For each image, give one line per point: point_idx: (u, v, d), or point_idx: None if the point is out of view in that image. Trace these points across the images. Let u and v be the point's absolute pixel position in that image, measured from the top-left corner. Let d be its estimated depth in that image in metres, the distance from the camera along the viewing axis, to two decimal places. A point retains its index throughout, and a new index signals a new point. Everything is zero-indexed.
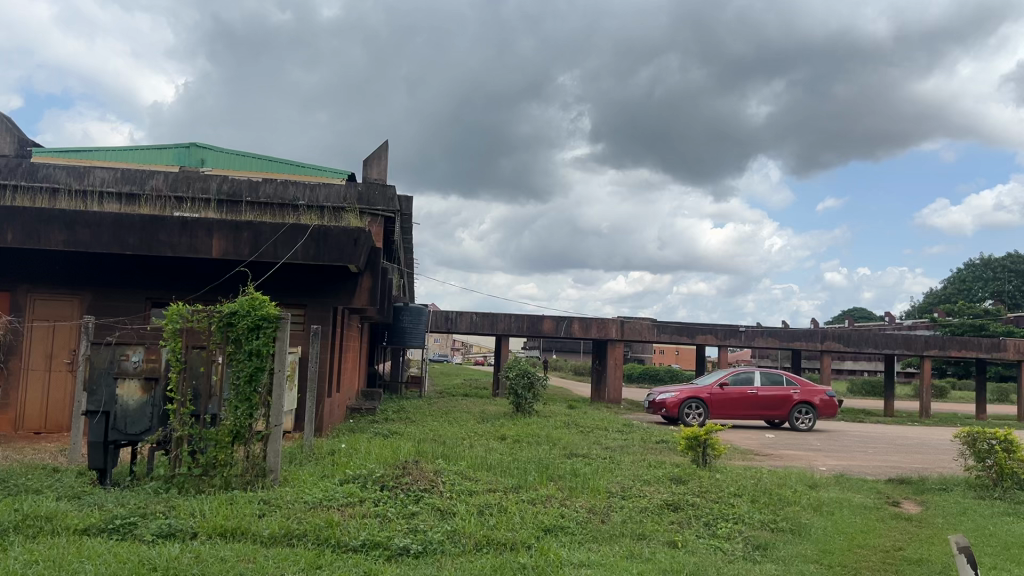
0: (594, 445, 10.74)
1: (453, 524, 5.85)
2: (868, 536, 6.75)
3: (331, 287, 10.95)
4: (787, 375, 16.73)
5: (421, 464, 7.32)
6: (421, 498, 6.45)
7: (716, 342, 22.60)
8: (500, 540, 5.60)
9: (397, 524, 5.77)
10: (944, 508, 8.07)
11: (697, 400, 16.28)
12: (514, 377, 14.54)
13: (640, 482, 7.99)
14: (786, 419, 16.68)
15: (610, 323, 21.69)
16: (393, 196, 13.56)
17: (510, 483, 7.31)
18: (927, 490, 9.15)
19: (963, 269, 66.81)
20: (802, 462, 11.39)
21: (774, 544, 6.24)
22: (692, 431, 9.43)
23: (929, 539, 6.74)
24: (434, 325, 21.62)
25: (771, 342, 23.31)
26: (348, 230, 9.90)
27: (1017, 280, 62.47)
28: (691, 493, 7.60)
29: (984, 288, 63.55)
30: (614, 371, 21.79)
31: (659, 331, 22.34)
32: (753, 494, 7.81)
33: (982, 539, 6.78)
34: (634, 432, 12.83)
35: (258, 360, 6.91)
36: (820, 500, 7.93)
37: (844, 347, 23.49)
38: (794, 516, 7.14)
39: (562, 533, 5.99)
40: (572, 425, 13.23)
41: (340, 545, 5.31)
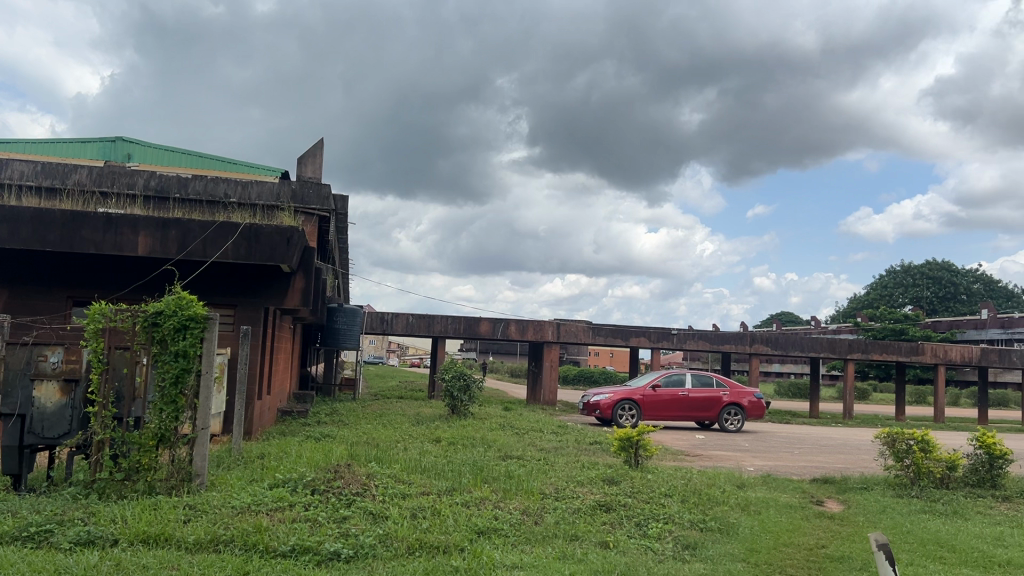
0: (529, 447, 10.78)
1: (385, 528, 5.79)
2: (793, 534, 6.94)
3: (262, 287, 10.72)
4: (717, 377, 17.07)
5: (354, 467, 7.22)
6: (352, 502, 6.36)
7: (649, 345, 22.94)
8: (432, 544, 5.57)
9: (328, 528, 5.68)
10: (865, 506, 8.35)
11: (630, 401, 16.48)
12: (450, 379, 14.48)
13: (573, 483, 8.06)
14: (716, 420, 17.02)
15: (547, 325, 21.80)
16: (328, 195, 13.37)
17: (444, 485, 7.27)
18: (849, 489, 9.45)
19: (885, 275, 69.21)
20: (731, 463, 11.63)
21: (703, 544, 6.35)
22: (626, 432, 9.55)
23: (849, 537, 6.97)
24: (369, 327, 21.39)
25: (703, 344, 23.78)
26: (280, 229, 9.72)
27: (934, 287, 65.09)
28: (623, 494, 7.68)
29: (904, 294, 65.98)
30: (550, 373, 21.93)
31: (594, 334, 22.54)
32: (683, 494, 7.95)
33: (899, 536, 7.05)
34: (569, 433, 12.93)
35: (184, 361, 6.71)
36: (748, 500, 8.12)
37: (772, 349, 24.06)
38: (722, 515, 7.28)
39: (495, 535, 5.98)
40: (508, 426, 13.28)
41: (268, 551, 5.21)
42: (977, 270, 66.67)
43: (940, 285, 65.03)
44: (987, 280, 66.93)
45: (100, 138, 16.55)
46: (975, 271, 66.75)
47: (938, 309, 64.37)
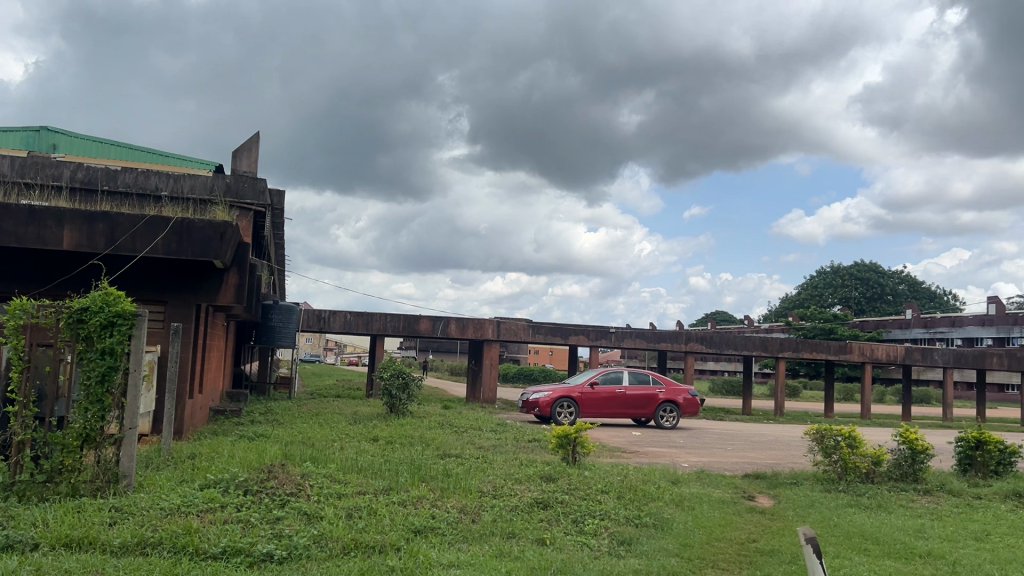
0: (467, 445, 10.76)
1: (320, 528, 5.71)
2: (725, 529, 7.08)
3: (193, 283, 10.46)
4: (653, 375, 17.32)
5: (288, 467, 7.10)
6: (286, 503, 6.26)
7: (588, 343, 23.10)
8: (368, 544, 5.51)
9: (261, 529, 5.58)
10: (794, 501, 8.56)
11: (569, 398, 16.59)
12: (388, 378, 14.34)
13: (511, 480, 8.07)
14: (652, 416, 17.26)
15: (486, 324, 21.77)
16: (264, 189, 13.07)
17: (381, 485, 7.20)
18: (779, 484, 9.69)
19: (815, 276, 71.10)
20: (666, 459, 11.80)
21: (638, 539, 6.44)
22: (564, 430, 9.61)
23: (779, 531, 7.14)
24: (306, 324, 21.05)
25: (640, 342, 24.05)
26: (213, 224, 9.49)
27: (862, 288, 67.16)
28: (560, 491, 7.72)
29: (833, 294, 67.85)
30: (490, 371, 21.93)
31: (534, 332, 22.60)
32: (619, 490, 8.04)
33: (827, 530, 7.26)
34: (507, 431, 12.96)
35: (111, 359, 6.50)
36: (682, 496, 8.25)
37: (707, 348, 24.51)
38: (656, 511, 7.40)
39: (432, 534, 5.95)
40: (447, 425, 13.22)
41: (198, 553, 5.08)
42: (902, 271, 69.06)
43: (867, 285, 67.15)
44: (911, 282, 69.38)
45: (23, 128, 15.88)
46: (900, 272, 69.12)
47: (865, 309, 66.43)
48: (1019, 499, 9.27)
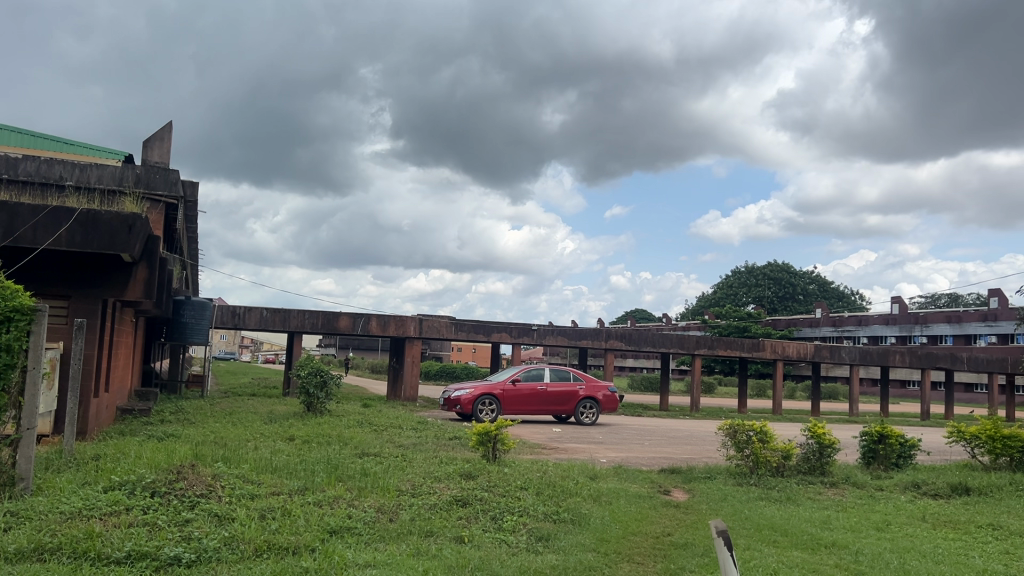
0: (387, 444, 10.64)
1: (231, 530, 5.55)
2: (641, 523, 7.19)
3: (99, 277, 10.06)
4: (574, 371, 17.51)
5: (198, 468, 6.89)
6: (196, 505, 6.06)
7: (509, 341, 23.17)
8: (282, 545, 5.39)
9: (169, 531, 5.39)
10: (708, 494, 8.80)
11: (490, 396, 16.56)
12: (305, 376, 14.08)
13: (431, 479, 8.02)
14: (572, 413, 17.45)
15: (408, 321, 21.57)
16: (177, 181, 12.68)
17: (296, 484, 7.06)
18: (694, 479, 9.91)
19: (731, 276, 72.99)
20: (585, 455, 11.93)
21: (555, 535, 6.47)
22: (484, 427, 9.61)
23: (692, 525, 7.32)
24: (220, 321, 20.47)
25: (562, 340, 24.25)
26: (121, 215, 9.15)
27: (774, 287, 69.36)
28: (479, 488, 7.71)
29: (747, 293, 69.81)
30: (411, 369, 21.77)
31: (456, 330, 22.51)
32: (538, 487, 8.08)
33: (738, 522, 7.47)
34: (428, 429, 12.88)
35: (8, 356, 6.17)
36: (600, 491, 8.36)
37: (626, 345, 24.90)
38: (574, 507, 7.45)
39: (348, 534, 5.87)
40: (366, 423, 13.05)
41: (101, 557, 4.87)
42: (812, 272, 71.61)
43: (780, 285, 69.35)
44: (821, 282, 72.02)
45: None
46: (811, 272, 71.65)
47: (777, 308, 68.64)
48: (917, 490, 9.73)
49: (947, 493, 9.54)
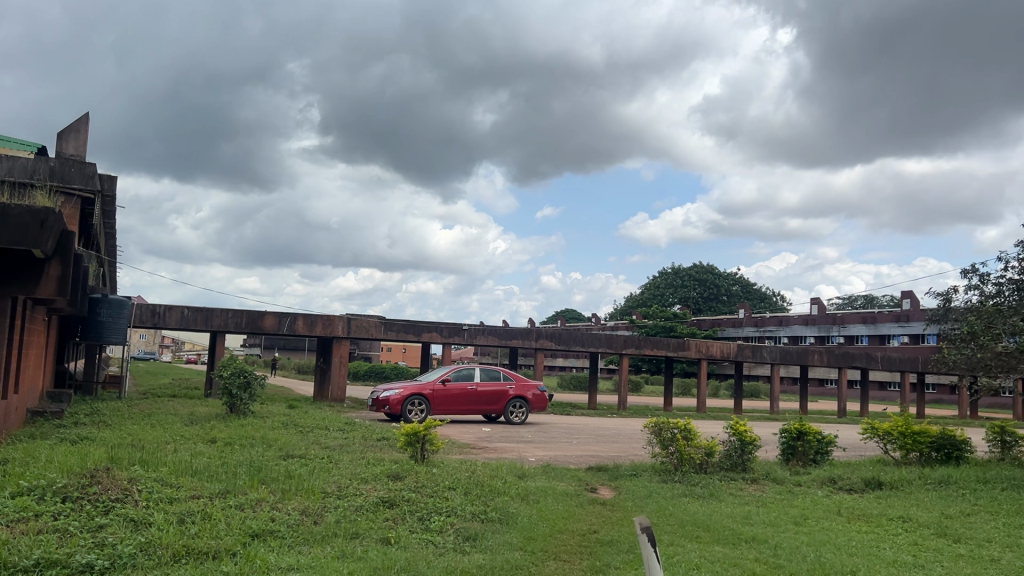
0: (312, 445, 10.48)
1: (148, 535, 5.39)
2: (567, 521, 7.26)
3: (9, 274, 9.62)
4: (504, 371, 17.55)
5: (113, 472, 6.66)
6: (110, 509, 5.87)
7: (440, 340, 23.04)
8: (201, 549, 5.25)
9: (80, 538, 5.19)
10: (634, 492, 8.94)
11: (420, 396, 16.40)
12: (228, 377, 13.73)
13: (357, 480, 7.93)
14: (502, 412, 17.51)
15: (336, 320, 21.26)
16: (93, 174, 12.26)
17: (217, 487, 6.88)
18: (620, 476, 10.04)
19: (658, 277, 74.20)
20: (514, 455, 11.96)
21: (483, 535, 6.48)
22: (412, 428, 9.53)
23: (618, 521, 7.43)
24: (139, 320, 19.81)
25: (492, 339, 24.26)
26: (33, 210, 8.76)
27: (699, 288, 70.87)
28: (407, 489, 7.66)
29: (674, 293, 71.20)
30: (339, 369, 21.48)
31: (385, 329, 22.30)
32: (466, 486, 8.08)
33: (662, 518, 7.61)
34: (355, 430, 12.73)
35: None
36: (528, 489, 8.41)
37: (556, 345, 25.08)
38: (502, 506, 7.48)
39: (271, 537, 5.76)
40: (291, 424, 12.82)
41: (6, 566, 4.65)
42: (736, 273, 73.43)
43: (705, 286, 70.89)
44: (743, 283, 73.86)
45: None
46: (735, 274, 73.44)
47: (702, 308, 70.19)
48: (833, 485, 10.06)
49: (861, 488, 9.90)
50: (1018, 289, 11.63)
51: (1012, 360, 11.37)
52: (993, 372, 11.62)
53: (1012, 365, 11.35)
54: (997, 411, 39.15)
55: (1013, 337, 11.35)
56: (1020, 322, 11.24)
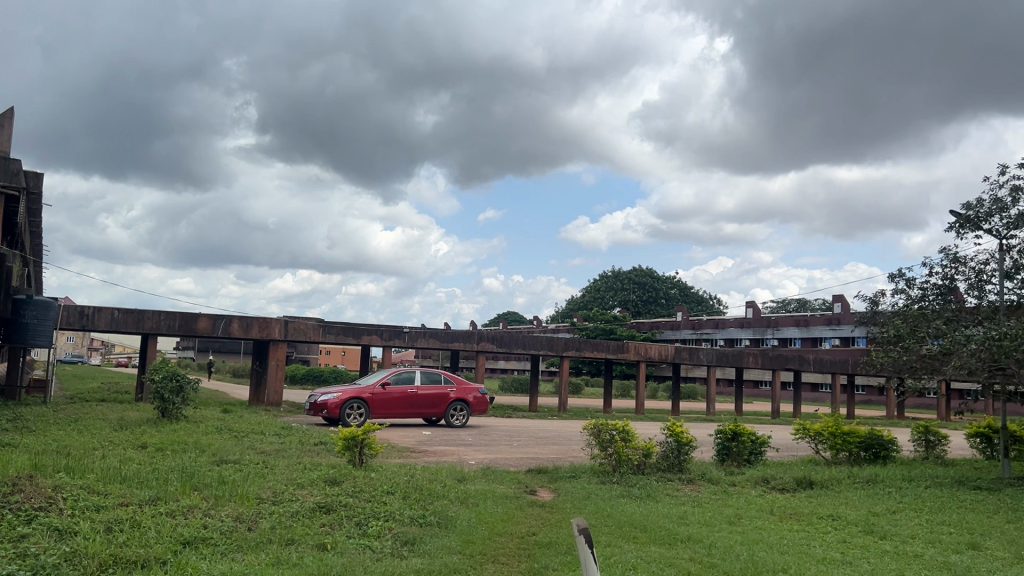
0: (247, 450, 10.29)
1: (73, 544, 5.22)
2: (506, 524, 7.28)
3: None
4: (444, 374, 17.50)
5: (37, 479, 6.42)
6: (33, 519, 5.65)
7: (380, 343, 22.81)
8: (129, 558, 5.11)
9: (1, 549, 4.99)
10: (573, 493, 8.99)
11: (359, 400, 16.21)
12: (160, 380, 13.39)
13: (293, 485, 7.81)
14: (442, 416, 17.46)
15: (273, 323, 20.88)
16: (19, 170, 11.84)
17: (147, 494, 6.70)
18: (559, 478, 10.10)
19: (598, 280, 74.86)
20: (454, 458, 11.92)
21: (421, 539, 6.45)
22: (351, 432, 9.43)
23: (556, 523, 7.47)
24: (65, 322, 19.14)
25: (433, 342, 24.13)
26: None
27: (639, 291, 71.73)
28: (344, 494, 7.58)
29: (614, 297, 72.02)
30: (276, 372, 21.11)
31: (323, 332, 21.99)
32: (405, 490, 8.02)
33: (600, 519, 7.68)
34: (291, 434, 12.54)
35: None
36: (467, 492, 8.39)
37: (497, 348, 25.06)
38: (441, 509, 7.45)
39: (203, 545, 5.63)
40: (226, 429, 12.55)
41: None
42: (674, 277, 74.54)
43: (644, 289, 71.79)
44: (681, 286, 75.06)
45: None
46: (673, 278, 74.53)
47: (642, 311, 71.10)
48: (766, 485, 10.29)
49: (792, 487, 10.16)
50: (941, 293, 12.31)
51: (935, 362, 11.69)
52: (919, 374, 11.95)
53: (936, 366, 11.65)
54: (921, 412, 40.56)
55: (937, 339, 11.72)
56: (943, 326, 11.65)
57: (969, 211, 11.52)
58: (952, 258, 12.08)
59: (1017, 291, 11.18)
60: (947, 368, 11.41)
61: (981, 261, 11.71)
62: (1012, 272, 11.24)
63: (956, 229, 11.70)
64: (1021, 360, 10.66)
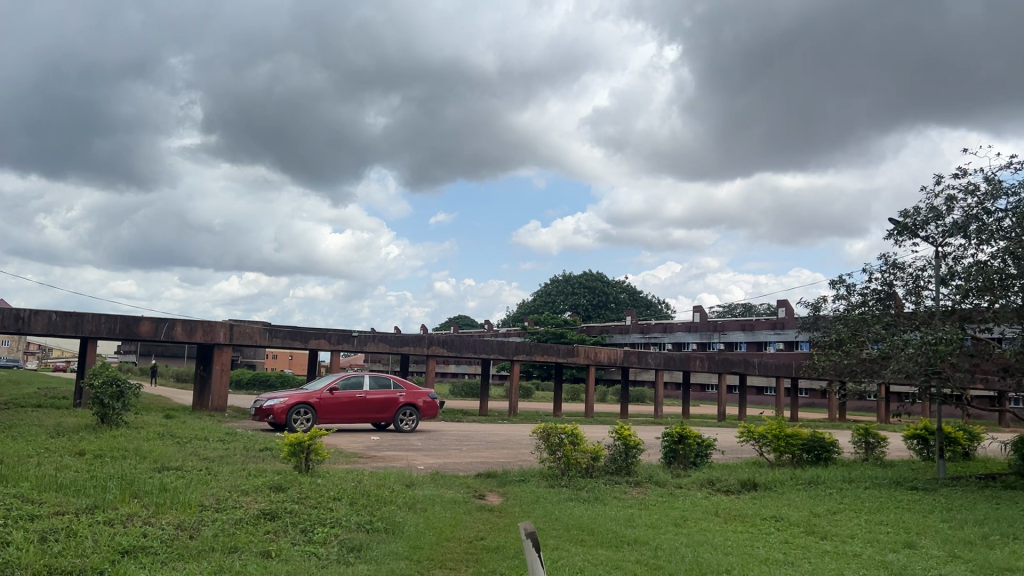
0: (190, 457, 10.08)
1: (5, 555, 5.05)
2: (454, 528, 7.26)
3: None
4: (394, 379, 17.40)
5: None
6: None
7: (328, 347, 22.58)
8: (64, 568, 4.97)
9: None
10: (521, 497, 9.01)
11: (306, 405, 16.00)
12: (99, 385, 13.04)
13: (237, 492, 7.68)
14: (391, 420, 17.35)
15: (218, 326, 20.49)
16: None
17: (84, 503, 6.52)
18: (508, 482, 10.11)
19: (550, 284, 75.18)
20: (402, 463, 11.85)
21: (368, 545, 6.39)
22: (297, 438, 9.30)
23: (504, 528, 7.47)
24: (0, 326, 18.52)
25: (382, 346, 23.94)
26: None
27: (589, 295, 72.28)
28: (290, 500, 7.48)
29: (565, 301, 72.40)
30: (220, 377, 20.72)
31: (270, 336, 21.67)
32: (352, 496, 7.95)
33: (548, 523, 7.71)
34: (236, 440, 12.32)
35: None
36: (415, 498, 8.34)
37: (447, 351, 24.96)
38: (389, 515, 7.40)
39: (143, 554, 5.50)
40: (168, 435, 12.28)
41: None
42: (623, 282, 75.31)
43: (594, 293, 72.37)
44: (631, 290, 75.87)
45: None
46: (623, 282, 75.28)
47: (592, 315, 71.64)
48: (712, 487, 10.45)
49: (737, 489, 10.33)
50: (880, 299, 12.65)
51: (874, 365, 11.97)
52: (858, 377, 12.23)
53: (875, 369, 11.94)
54: (861, 415, 41.53)
55: (876, 343, 12.02)
56: (882, 330, 11.99)
57: (907, 218, 11.86)
58: (891, 264, 12.42)
59: (951, 297, 11.55)
60: (886, 372, 11.67)
61: (918, 267, 12.07)
62: (948, 278, 11.62)
63: (894, 236, 12.05)
64: (956, 364, 11.02)
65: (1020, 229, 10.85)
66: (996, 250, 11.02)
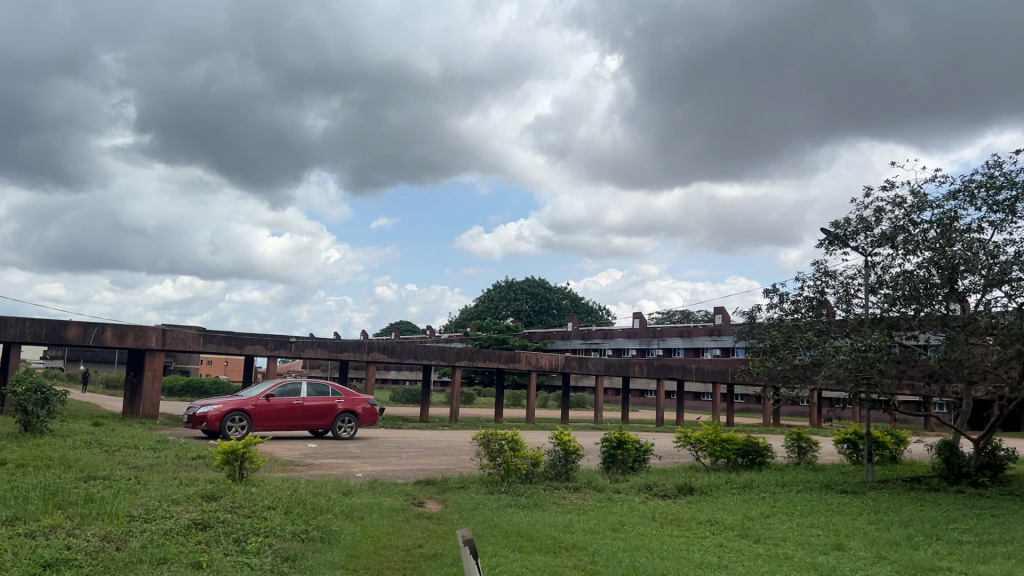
0: (118, 466, 9.79)
1: None
2: (391, 536, 7.19)
3: None
4: (332, 385, 17.19)
5: None
6: None
7: (264, 353, 22.14)
8: None
9: None
10: (460, 504, 8.98)
11: (241, 412, 15.68)
12: (23, 393, 12.56)
13: (167, 502, 7.47)
14: (329, 427, 17.12)
15: (150, 331, 19.94)
16: None
17: (4, 515, 6.27)
18: (447, 489, 10.07)
19: (492, 290, 75.17)
20: (339, 470, 11.71)
21: (303, 555, 6.30)
22: (231, 446, 9.10)
23: (442, 535, 7.42)
24: None
25: (320, 352, 23.58)
26: None
27: (531, 301, 72.52)
28: (223, 510, 7.31)
29: (507, 307, 72.40)
30: (152, 383, 20.16)
31: (205, 342, 21.16)
32: (287, 505, 7.81)
33: (486, 530, 7.69)
34: (167, 448, 12.00)
35: None
36: (352, 506, 8.24)
37: (388, 357, 24.72)
38: (324, 524, 7.29)
39: (66, 567, 5.31)
40: (95, 444, 11.90)
41: None
42: (565, 288, 75.79)
43: (536, 299, 72.65)
44: (573, 297, 76.38)
45: None
46: (564, 289, 75.74)
47: (534, 321, 71.88)
48: (649, 491, 10.58)
49: (674, 493, 10.47)
50: (812, 306, 12.99)
51: (806, 371, 12.27)
52: (791, 383, 12.51)
53: (807, 375, 12.23)
54: (794, 420, 42.53)
55: (808, 350, 12.31)
56: (814, 337, 12.29)
57: (838, 229, 12.20)
58: (823, 272, 12.76)
59: (880, 305, 11.92)
60: (817, 377, 11.97)
61: (848, 276, 12.43)
62: (876, 286, 11.99)
63: (826, 245, 12.38)
64: (884, 370, 11.38)
65: (943, 240, 11.27)
66: (922, 260, 11.43)
